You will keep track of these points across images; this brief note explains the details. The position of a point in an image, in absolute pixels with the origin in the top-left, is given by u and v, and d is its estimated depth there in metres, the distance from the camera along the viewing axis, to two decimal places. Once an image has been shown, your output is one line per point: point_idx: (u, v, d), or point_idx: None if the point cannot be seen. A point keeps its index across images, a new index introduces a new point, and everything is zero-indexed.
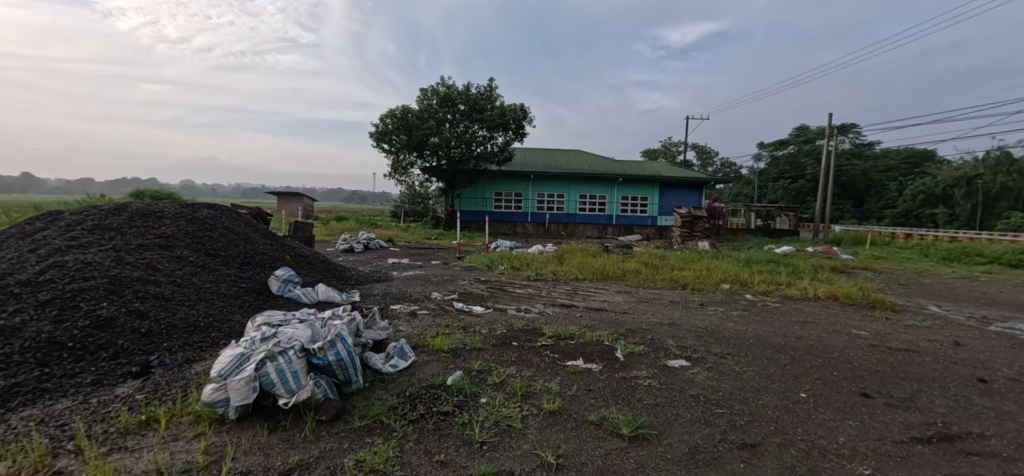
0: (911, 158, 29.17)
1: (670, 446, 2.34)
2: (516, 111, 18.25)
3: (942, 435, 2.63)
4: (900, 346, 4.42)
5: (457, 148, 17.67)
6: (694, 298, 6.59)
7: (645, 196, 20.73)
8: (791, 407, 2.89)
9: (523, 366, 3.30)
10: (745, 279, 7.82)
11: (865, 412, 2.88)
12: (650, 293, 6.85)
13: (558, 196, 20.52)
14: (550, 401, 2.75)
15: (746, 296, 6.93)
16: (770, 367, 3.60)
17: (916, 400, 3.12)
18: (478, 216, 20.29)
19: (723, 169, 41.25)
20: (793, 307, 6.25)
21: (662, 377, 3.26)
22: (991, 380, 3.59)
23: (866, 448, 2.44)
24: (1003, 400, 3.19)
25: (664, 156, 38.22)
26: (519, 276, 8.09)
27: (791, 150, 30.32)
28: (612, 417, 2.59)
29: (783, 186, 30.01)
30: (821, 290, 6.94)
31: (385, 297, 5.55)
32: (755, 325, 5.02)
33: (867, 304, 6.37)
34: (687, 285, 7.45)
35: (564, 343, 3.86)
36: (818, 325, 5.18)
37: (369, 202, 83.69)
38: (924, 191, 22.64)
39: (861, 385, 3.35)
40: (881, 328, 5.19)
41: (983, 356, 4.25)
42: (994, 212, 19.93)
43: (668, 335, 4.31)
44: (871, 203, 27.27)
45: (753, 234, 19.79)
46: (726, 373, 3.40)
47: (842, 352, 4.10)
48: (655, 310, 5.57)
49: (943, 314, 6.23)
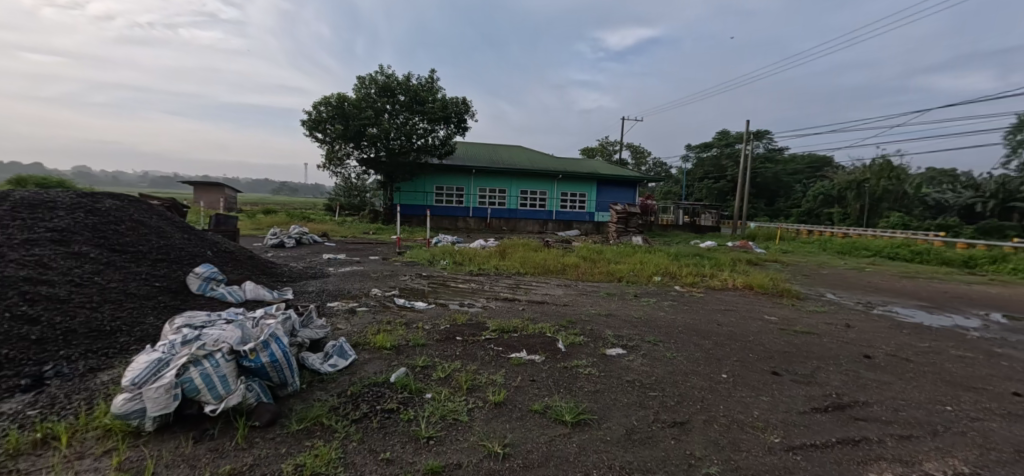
0: (814, 163, 32.45)
1: (610, 429, 2.47)
2: (459, 104, 18.14)
3: (836, 405, 2.99)
4: (803, 328, 4.97)
5: (396, 140, 17.20)
6: (630, 290, 6.96)
7: (583, 193, 21.44)
8: (715, 386, 3.16)
9: (468, 360, 3.33)
10: (674, 271, 8.35)
11: (774, 388, 3.22)
12: (589, 286, 7.15)
13: (500, 192, 20.67)
14: (495, 393, 2.80)
15: (675, 287, 7.42)
16: (696, 352, 3.89)
17: (816, 375, 3.52)
18: (418, 210, 19.90)
19: (655, 167, 43.46)
20: (716, 296, 6.80)
21: (601, 365, 3.42)
22: (873, 356, 4.12)
23: (776, 419, 2.73)
24: (884, 373, 3.68)
25: (602, 154, 39.61)
26: (461, 271, 8.07)
27: (715, 153, 32.77)
28: (555, 405, 2.69)
29: (707, 186, 32.26)
30: (739, 281, 7.59)
31: (321, 294, 5.32)
32: (682, 314, 5.41)
33: (776, 292, 7.07)
34: (623, 277, 7.83)
35: (507, 336, 3.94)
36: (736, 312, 5.67)
37: (300, 194, 79.47)
38: (824, 192, 25.39)
39: (772, 364, 3.72)
40: (788, 313, 5.80)
41: (868, 335, 4.88)
42: (878, 211, 22.76)
43: (606, 326, 4.52)
44: (781, 202, 30.05)
45: (681, 231, 21.14)
46: (658, 359, 3.64)
47: (756, 337, 4.52)
48: (593, 302, 5.80)
49: (837, 300, 7.05)
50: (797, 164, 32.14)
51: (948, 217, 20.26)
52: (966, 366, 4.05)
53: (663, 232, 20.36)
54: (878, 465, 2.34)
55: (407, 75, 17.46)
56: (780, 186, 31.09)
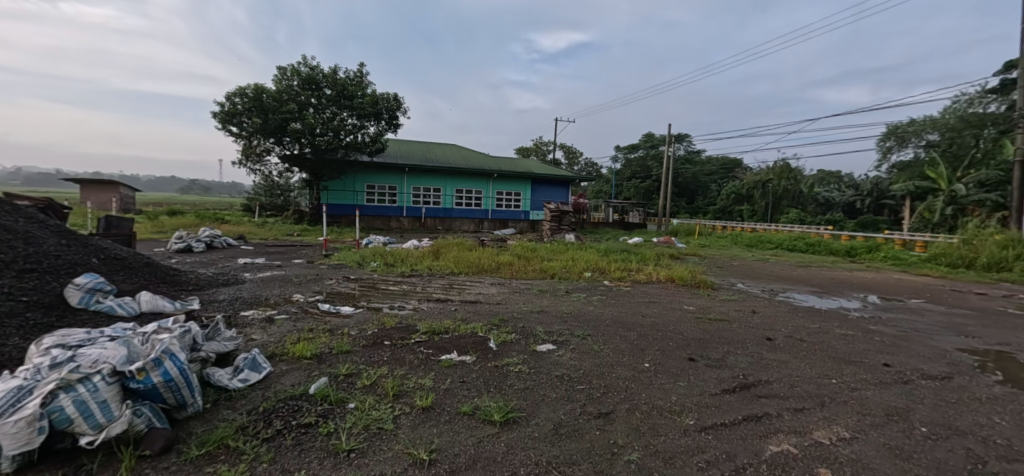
0: (727, 165, 35.28)
1: (538, 425, 2.51)
2: (390, 100, 17.59)
3: (743, 385, 3.25)
4: (716, 316, 5.37)
5: (322, 136, 16.23)
6: (562, 286, 7.14)
7: (518, 192, 21.77)
8: (638, 375, 3.32)
9: (396, 365, 3.23)
10: (603, 266, 8.70)
11: (691, 373, 3.44)
12: (522, 284, 7.24)
13: (434, 191, 20.39)
14: (423, 397, 2.73)
15: (603, 282, 7.73)
16: (621, 344, 4.07)
17: (727, 359, 3.81)
18: (347, 209, 19.09)
19: (586, 167, 45.02)
20: (641, 289, 7.18)
21: (531, 361, 3.47)
22: (775, 338, 4.54)
23: (691, 402, 2.92)
24: (783, 353, 4.07)
25: (536, 154, 40.30)
26: (392, 273, 7.84)
27: (641, 154, 34.54)
28: (484, 405, 2.68)
29: (634, 185, 33.96)
30: (661, 274, 8.06)
31: (234, 303, 4.92)
32: (609, 307, 5.64)
33: (694, 283, 7.60)
34: (556, 274, 8.03)
35: (438, 338, 3.88)
36: (658, 304, 6.02)
37: (213, 193, 73.31)
38: (736, 191, 27.64)
39: (688, 351, 3.98)
40: (705, 302, 6.26)
41: (769, 320, 5.40)
42: (779, 209, 25.20)
43: (537, 322, 4.59)
44: (700, 200, 32.34)
45: (610, 228, 22.04)
46: (586, 353, 3.75)
47: (675, 326, 4.82)
48: (526, 299, 5.88)
49: (745, 289, 7.73)
50: (712, 164, 34.73)
51: (835, 213, 22.89)
52: (847, 342, 4.60)
53: (594, 230, 21.15)
54: (776, 437, 2.58)
55: (333, 68, 16.64)
56: (698, 185, 33.44)
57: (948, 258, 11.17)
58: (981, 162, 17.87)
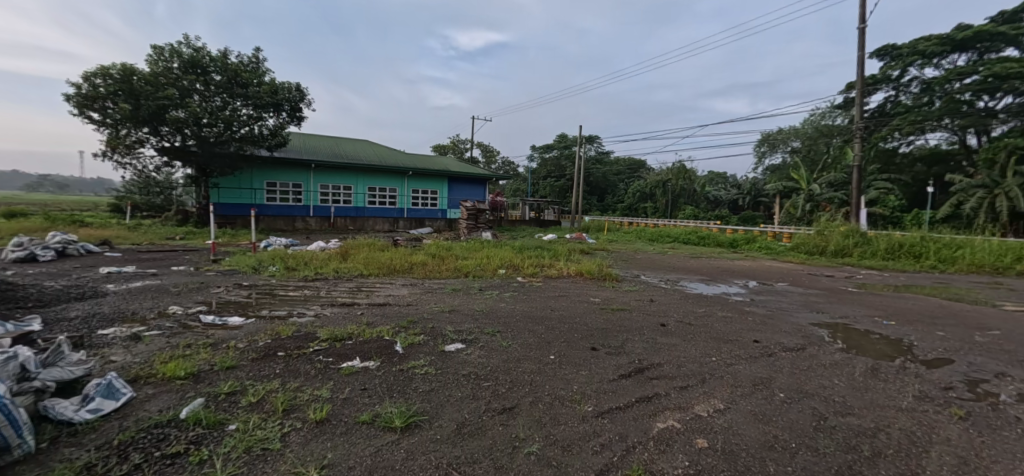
0: (632, 165, 37.75)
1: (440, 426, 2.48)
2: (291, 91, 16.34)
3: (637, 369, 3.49)
4: (618, 306, 5.71)
5: (210, 126, 14.59)
6: (475, 284, 7.13)
7: (433, 190, 21.46)
8: (543, 368, 3.41)
9: (289, 377, 3.00)
10: (517, 263, 8.85)
11: (592, 362, 3.61)
12: (436, 283, 7.11)
13: (342, 189, 19.35)
14: (317, 410, 2.57)
15: (517, 278, 7.86)
16: (529, 338, 4.17)
17: (625, 346, 4.06)
18: (242, 209, 17.44)
19: (503, 167, 45.59)
20: (553, 284, 7.40)
21: (439, 362, 3.42)
22: (668, 324, 4.94)
23: (591, 390, 3.07)
24: (674, 337, 4.44)
25: (452, 152, 39.93)
26: (294, 278, 7.28)
27: (556, 154, 35.81)
28: (385, 411, 2.59)
29: (549, 184, 35.05)
30: (572, 269, 8.38)
31: (92, 320, 4.25)
32: (521, 303, 5.74)
33: (601, 277, 8.02)
34: (470, 272, 8.00)
35: (340, 344, 3.67)
36: (567, 297, 6.26)
37: (74, 191, 63.01)
38: (640, 190, 29.65)
39: (592, 341, 4.18)
40: (610, 294, 6.64)
41: (664, 307, 5.86)
42: (677, 206, 27.51)
43: (447, 322, 4.53)
44: (609, 198, 34.24)
45: (526, 225, 22.51)
46: (494, 349, 3.78)
47: (581, 317, 5.04)
48: (437, 300, 5.77)
49: (646, 280, 8.32)
50: (618, 164, 36.93)
51: (722, 209, 25.50)
52: (727, 323, 5.13)
53: (511, 227, 21.49)
54: (663, 415, 2.80)
55: (223, 51, 15.03)
56: (606, 184, 35.36)
57: (808, 246, 12.98)
58: (831, 165, 21.01)
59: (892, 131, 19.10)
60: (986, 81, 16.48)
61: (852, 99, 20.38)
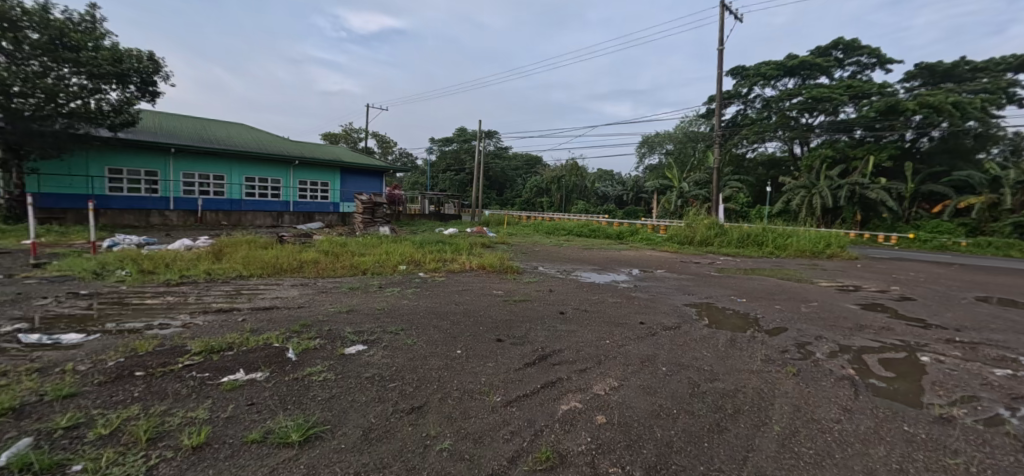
0: (529, 161, 39.00)
1: (344, 435, 2.35)
2: (141, 61, 14.09)
3: (541, 357, 3.64)
4: (520, 298, 5.88)
5: (28, 98, 11.89)
6: (374, 282, 6.83)
7: (324, 182, 20.11)
8: (450, 363, 3.41)
9: (154, 401, 2.61)
10: (419, 258, 8.67)
11: (498, 353, 3.69)
12: (330, 283, 6.67)
13: (213, 179, 17.21)
14: (193, 434, 2.28)
15: (418, 274, 7.70)
16: (434, 334, 4.12)
17: (528, 335, 4.20)
18: (76, 201, 14.70)
19: (401, 158, 44.25)
20: (456, 279, 7.39)
21: (338, 366, 3.22)
22: (566, 311, 5.22)
23: (499, 381, 3.13)
24: (572, 324, 4.70)
25: (345, 141, 37.71)
26: (152, 282, 6.31)
27: (455, 148, 35.71)
28: (278, 426, 2.38)
29: (449, 178, 34.83)
30: (475, 263, 8.43)
31: None
32: (423, 299, 5.64)
33: (502, 269, 8.19)
34: (368, 269, 7.65)
35: (218, 357, 3.29)
36: (470, 291, 6.30)
37: None
38: (538, 185, 30.80)
39: (497, 333, 4.26)
40: (510, 286, 6.82)
41: (560, 296, 6.17)
42: (570, 201, 29.07)
43: (345, 323, 4.29)
44: (508, 193, 35.04)
45: (426, 219, 22.10)
46: (398, 349, 3.67)
47: (484, 310, 5.10)
48: (332, 300, 5.42)
49: (544, 271, 8.69)
50: (517, 160, 37.93)
51: (610, 204, 27.52)
52: (617, 308, 5.57)
53: (410, 221, 20.93)
54: (566, 397, 2.97)
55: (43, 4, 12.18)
56: (505, 179, 36.10)
57: (680, 237, 14.58)
58: (698, 165, 23.81)
59: (742, 139, 22.28)
60: (808, 102, 19.82)
61: (713, 110, 23.27)
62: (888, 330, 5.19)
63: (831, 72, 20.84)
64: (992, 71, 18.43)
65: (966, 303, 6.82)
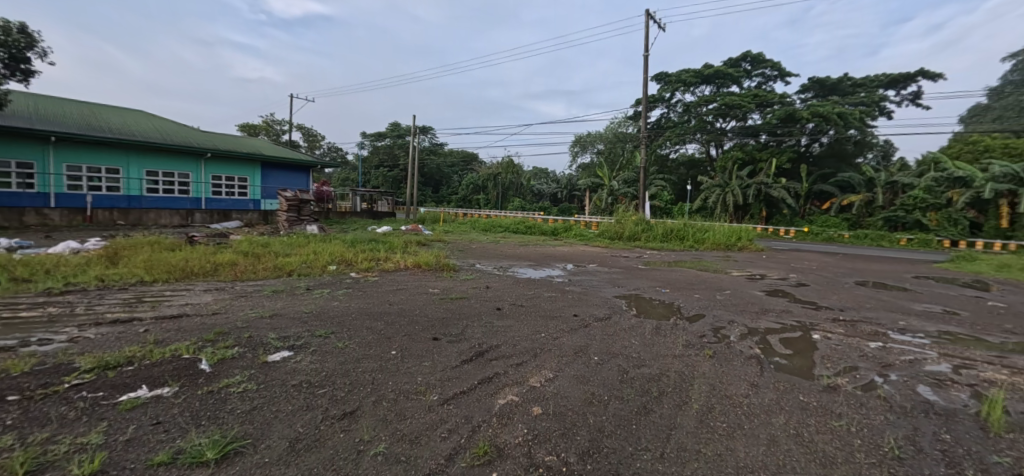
0: (465, 158, 38.79)
1: (269, 447, 2.22)
2: (11, 35, 12.22)
3: (478, 353, 3.66)
4: (456, 295, 5.86)
5: None
6: (300, 283, 6.49)
7: (242, 177, 18.71)
8: (385, 364, 3.33)
9: (33, 428, 2.31)
10: (349, 258, 8.35)
11: (434, 352, 3.66)
12: (250, 286, 6.24)
13: (107, 173, 15.40)
14: (84, 462, 2.04)
15: (349, 274, 7.41)
16: (367, 336, 4.00)
17: (465, 333, 4.21)
18: None
19: (330, 153, 42.25)
20: (389, 278, 7.21)
21: (260, 375, 3.03)
22: (502, 308, 5.27)
23: (435, 379, 3.11)
24: (508, 319, 4.77)
25: (266, 133, 35.32)
26: (31, 292, 5.54)
27: (388, 143, 34.70)
28: (191, 445, 2.20)
29: (382, 174, 33.77)
30: (409, 261, 8.27)
31: None
32: (355, 300, 5.45)
33: (438, 267, 8.10)
34: (294, 270, 7.24)
35: (115, 373, 2.96)
36: (404, 290, 6.18)
37: None
38: (474, 183, 30.73)
39: (433, 331, 4.23)
40: (446, 284, 6.77)
41: (496, 292, 6.23)
42: (507, 198, 29.31)
43: (268, 328, 4.04)
44: (444, 190, 34.65)
45: (358, 217, 21.28)
46: (328, 353, 3.51)
47: (420, 309, 5.03)
48: (253, 304, 5.08)
49: (480, 268, 8.71)
50: (453, 157, 37.60)
51: (545, 202, 28.10)
52: (552, 302, 5.72)
53: (341, 219, 20.04)
54: (503, 391, 3.01)
55: None
56: (441, 176, 35.64)
57: (610, 233, 15.22)
58: (626, 165, 24.96)
59: (666, 141, 23.71)
60: (721, 108, 21.45)
61: (639, 112, 24.52)
62: (788, 312, 5.80)
63: (741, 82, 22.73)
64: (869, 86, 21.02)
65: (849, 287, 7.79)
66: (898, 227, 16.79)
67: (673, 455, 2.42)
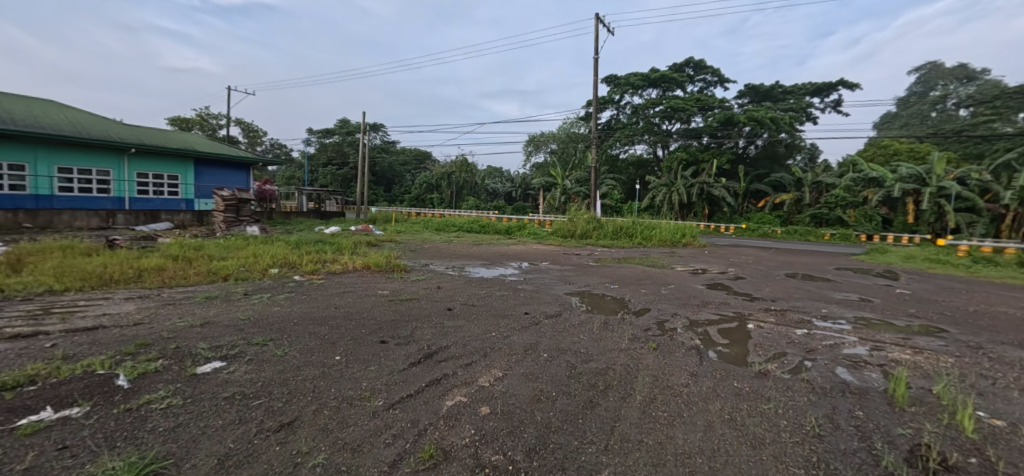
0: (418, 156, 38.14)
1: (196, 467, 2.08)
2: None
3: (427, 355, 3.61)
4: (406, 296, 5.74)
5: None
6: (238, 288, 6.12)
7: (172, 174, 17.40)
8: (328, 371, 3.21)
9: None
10: (293, 260, 7.98)
11: (381, 355, 3.57)
12: (180, 292, 5.82)
13: (10, 169, 13.84)
14: None
15: (293, 277, 7.09)
16: (310, 341, 3.84)
17: (413, 334, 4.13)
18: None
19: (273, 150, 40.23)
20: (336, 281, 6.95)
21: (188, 389, 2.83)
22: (453, 308, 5.23)
23: (381, 384, 3.04)
24: (459, 319, 4.73)
25: (201, 128, 33.09)
26: None
27: (337, 140, 33.53)
28: (104, 470, 2.02)
29: (330, 172, 32.54)
30: (358, 263, 8.01)
31: None
32: (298, 304, 5.22)
33: (388, 268, 7.91)
34: (231, 275, 6.83)
35: (14, 395, 2.67)
36: (352, 293, 5.99)
37: None
38: (427, 181, 30.28)
39: (380, 334, 4.12)
40: (397, 285, 6.63)
41: (448, 292, 6.17)
42: (461, 197, 29.07)
43: (199, 338, 3.79)
44: (396, 189, 33.90)
45: (304, 217, 20.38)
46: (266, 362, 3.34)
47: (368, 312, 4.89)
48: (183, 312, 4.74)
49: (433, 268, 8.59)
50: (406, 155, 36.85)
51: (499, 200, 28.14)
52: (504, 301, 5.74)
53: (285, 220, 19.11)
54: (451, 392, 2.99)
55: None
56: (393, 174, 34.84)
57: (563, 231, 15.47)
58: (578, 164, 25.46)
59: (615, 141, 24.42)
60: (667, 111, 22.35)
61: (590, 113, 25.12)
62: (726, 304, 6.14)
63: (685, 86, 23.79)
64: (798, 93, 22.60)
65: (781, 279, 8.35)
66: (823, 222, 18.22)
67: (617, 446, 2.50)
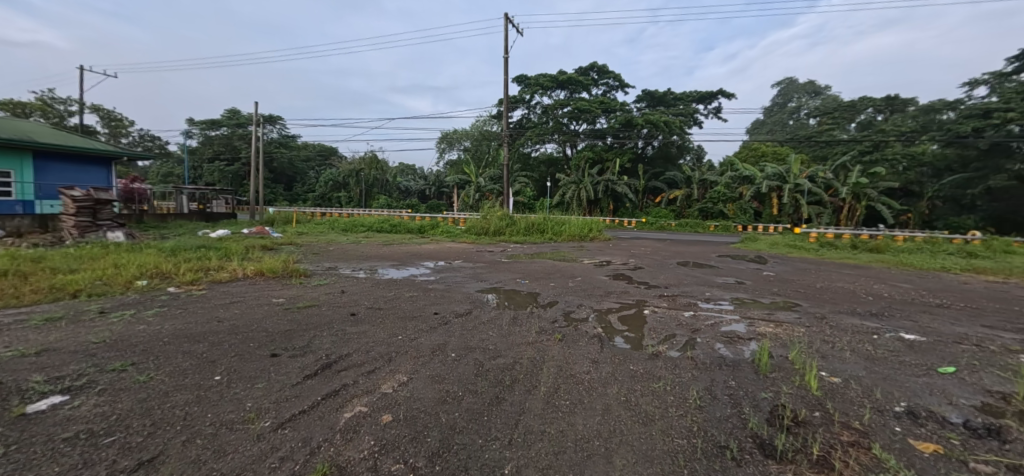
0: (321, 152, 35.78)
1: None
2: None
3: (325, 366, 3.37)
4: (304, 304, 5.32)
5: None
6: (91, 306, 5.22)
7: (7, 169, 14.50)
8: (204, 394, 2.86)
9: None
10: (167, 270, 7.02)
11: (272, 370, 3.27)
12: (11, 315, 4.81)
13: None
14: None
15: (167, 289, 6.22)
16: (184, 362, 3.40)
17: (310, 345, 3.84)
18: None
19: (142, 142, 35.13)
20: (221, 290, 6.23)
21: (12, 434, 2.34)
22: (357, 313, 4.96)
23: (268, 402, 2.78)
24: (362, 325, 4.49)
25: (43, 114, 27.80)
26: None
27: (224, 132, 30.40)
28: None
29: (217, 169, 29.29)
30: (249, 269, 7.27)
31: None
32: (172, 321, 4.59)
33: (285, 274, 7.30)
34: (82, 291, 5.82)
35: None
36: (241, 303, 5.42)
37: None
38: (333, 179, 28.59)
39: (271, 347, 3.77)
40: (297, 292, 6.12)
41: (351, 296, 5.83)
42: (370, 196, 27.81)
43: (33, 370, 3.16)
44: (297, 188, 31.51)
45: (187, 219, 18.11)
46: (124, 390, 2.88)
47: (258, 324, 4.45)
48: (9, 340, 3.91)
49: (340, 271, 8.10)
50: (307, 150, 34.41)
51: (411, 198, 27.39)
52: (412, 302, 5.57)
53: (160, 223, 16.78)
54: (350, 403, 2.82)
55: None
56: (294, 171, 32.38)
57: (477, 228, 15.44)
58: (491, 163, 25.65)
59: (526, 140, 25.00)
60: (574, 112, 23.38)
61: (502, 112, 25.50)
62: (626, 293, 6.56)
63: (590, 89, 25.05)
64: (686, 100, 24.96)
65: (674, 267, 9.13)
66: (709, 215, 20.34)
67: (520, 439, 2.54)
